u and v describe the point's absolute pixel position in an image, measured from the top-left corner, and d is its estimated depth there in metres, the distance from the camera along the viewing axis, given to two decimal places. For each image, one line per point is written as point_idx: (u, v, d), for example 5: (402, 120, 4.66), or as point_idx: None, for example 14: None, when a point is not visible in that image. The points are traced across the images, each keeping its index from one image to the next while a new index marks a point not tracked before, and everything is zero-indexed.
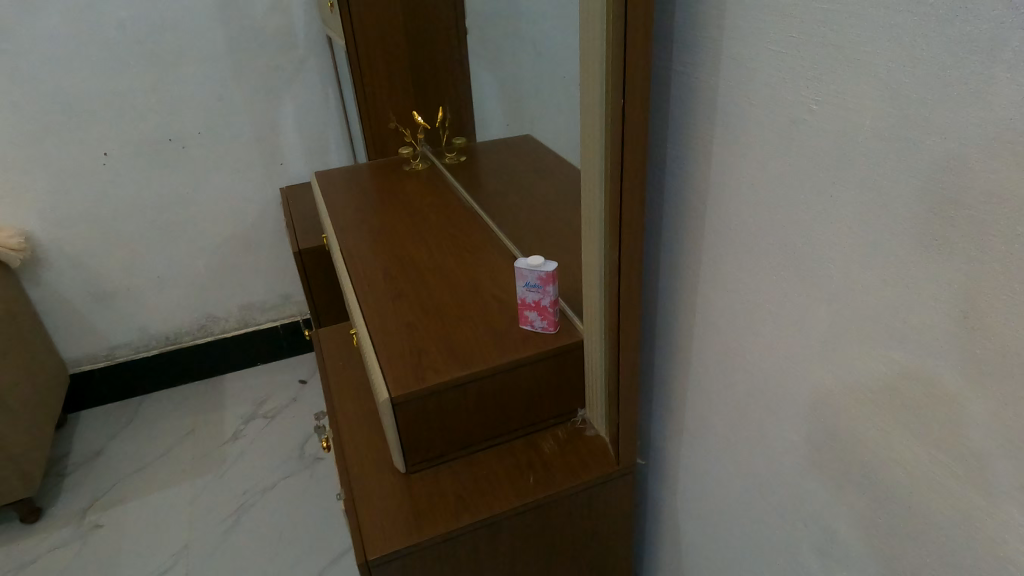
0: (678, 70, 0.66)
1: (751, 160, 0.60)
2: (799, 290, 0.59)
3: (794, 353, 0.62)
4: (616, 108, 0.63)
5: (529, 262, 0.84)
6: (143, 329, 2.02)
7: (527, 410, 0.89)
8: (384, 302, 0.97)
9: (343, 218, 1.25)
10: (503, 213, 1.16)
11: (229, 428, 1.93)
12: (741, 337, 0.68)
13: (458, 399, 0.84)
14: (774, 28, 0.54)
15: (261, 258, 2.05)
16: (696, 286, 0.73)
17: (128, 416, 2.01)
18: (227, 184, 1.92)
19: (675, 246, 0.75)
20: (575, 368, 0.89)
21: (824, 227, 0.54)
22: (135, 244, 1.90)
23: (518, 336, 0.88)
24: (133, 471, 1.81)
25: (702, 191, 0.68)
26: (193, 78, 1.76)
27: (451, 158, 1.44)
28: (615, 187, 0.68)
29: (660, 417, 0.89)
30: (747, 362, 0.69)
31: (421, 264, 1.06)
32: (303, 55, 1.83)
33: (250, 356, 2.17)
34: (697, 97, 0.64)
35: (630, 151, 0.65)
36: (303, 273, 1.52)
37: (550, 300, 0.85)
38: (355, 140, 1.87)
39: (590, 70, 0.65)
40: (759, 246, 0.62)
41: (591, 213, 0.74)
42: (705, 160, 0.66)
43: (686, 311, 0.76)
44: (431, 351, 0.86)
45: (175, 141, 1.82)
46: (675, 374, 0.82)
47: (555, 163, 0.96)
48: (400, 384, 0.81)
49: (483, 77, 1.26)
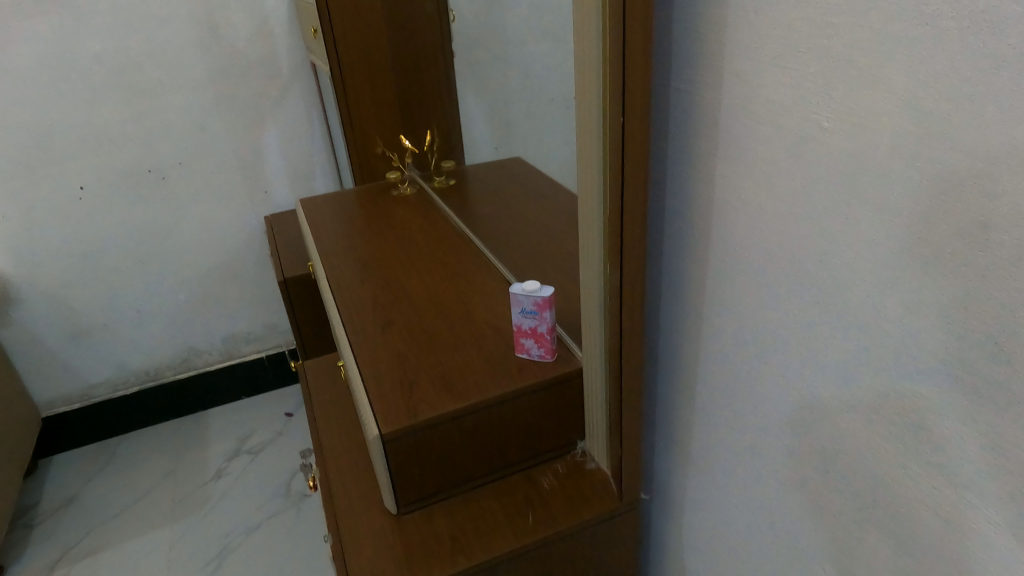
0: (677, 88, 0.64)
1: (758, 180, 0.57)
2: (813, 318, 0.56)
3: (810, 384, 0.58)
4: (616, 129, 0.61)
5: (525, 287, 0.80)
6: (121, 366, 1.95)
7: (526, 443, 0.85)
8: (373, 332, 0.93)
9: (329, 246, 1.22)
10: (494, 237, 1.13)
11: (211, 467, 1.85)
12: (751, 364, 0.65)
13: (452, 434, 0.79)
14: (780, 44, 0.51)
15: (246, 288, 2.00)
16: (702, 309, 0.70)
17: (106, 458, 1.93)
18: (209, 215, 1.87)
19: (678, 268, 0.72)
20: (575, 397, 0.85)
21: (838, 247, 0.51)
22: (114, 279, 1.85)
23: (514, 365, 0.84)
24: (108, 516, 1.72)
25: (705, 211, 0.65)
26: (173, 109, 1.73)
27: (440, 182, 1.42)
28: (617, 210, 0.65)
29: (664, 448, 0.85)
30: (758, 392, 0.65)
31: (412, 291, 1.02)
32: (287, 82, 1.81)
33: (235, 389, 2.10)
34: (697, 116, 0.62)
35: (631, 172, 0.63)
36: (288, 304, 1.47)
37: (547, 326, 0.81)
38: (341, 166, 1.85)
39: (588, 90, 0.62)
40: (768, 270, 0.59)
41: (589, 237, 0.71)
42: (709, 179, 0.63)
43: (691, 336, 0.73)
44: (423, 383, 0.82)
45: (155, 172, 1.78)
46: (680, 403, 0.79)
47: (549, 185, 0.93)
48: (391, 420, 0.76)
49: (472, 101, 1.25)
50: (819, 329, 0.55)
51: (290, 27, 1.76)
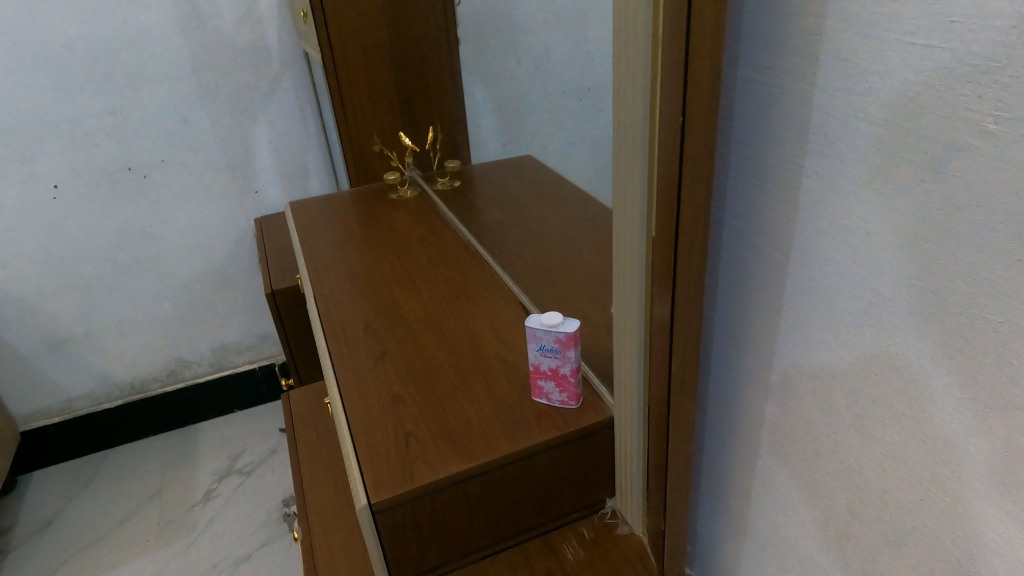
0: (747, 76, 0.50)
1: (863, 202, 0.43)
2: (941, 392, 0.41)
3: (937, 479, 0.43)
4: (672, 131, 0.47)
5: (544, 320, 0.66)
6: (104, 378, 1.83)
7: (546, 504, 0.72)
8: (365, 366, 0.79)
9: (319, 257, 1.08)
10: (505, 249, 1.00)
11: (200, 488, 1.74)
12: (840, 434, 0.50)
13: (457, 499, 0.65)
14: (918, 10, 0.36)
15: (236, 296, 1.87)
16: (773, 357, 0.55)
17: (88, 476, 1.82)
18: (195, 217, 1.74)
19: (741, 304, 0.57)
20: (604, 450, 0.71)
21: (994, 302, 0.36)
22: (93, 286, 1.72)
23: (531, 412, 0.70)
24: (87, 542, 1.60)
25: (781, 236, 0.51)
26: (154, 101, 1.59)
27: (444, 183, 1.29)
28: (669, 235, 0.52)
29: (711, 512, 0.71)
30: (851, 472, 0.50)
31: (410, 315, 0.89)
32: (278, 72, 1.67)
33: (227, 401, 1.99)
34: (772, 110, 0.48)
35: (689, 188, 0.49)
36: (277, 319, 1.34)
37: (570, 368, 0.67)
38: (337, 165, 1.71)
39: (633, 85, 0.50)
40: (872, 323, 0.44)
41: (634, 263, 0.57)
42: (791, 197, 0.49)
43: (755, 388, 0.59)
44: (422, 434, 0.68)
45: (135, 170, 1.64)
46: (735, 463, 0.65)
47: (573, 194, 0.81)
48: (382, 484, 0.63)
49: (480, 94, 1.11)
50: (952, 407, 0.40)
51: (281, 12, 1.62)
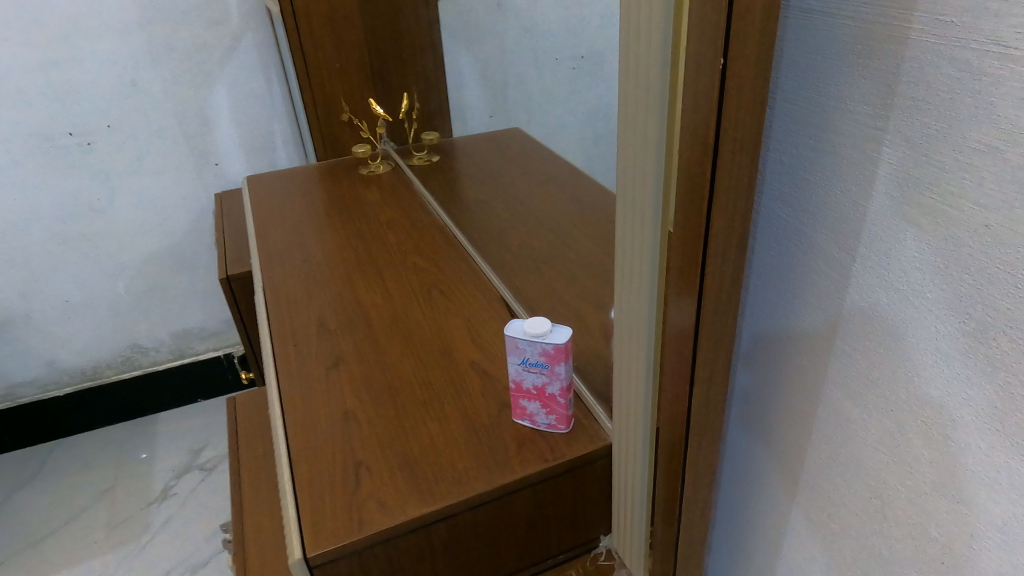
0: (807, 7, 0.36)
1: (989, 181, 0.29)
2: None
3: None
4: (707, 80, 0.34)
5: (527, 327, 0.53)
6: (51, 363, 1.69)
7: (529, 546, 0.60)
8: (314, 376, 0.66)
9: (275, 241, 0.94)
10: (488, 234, 0.87)
11: (157, 484, 1.61)
12: (918, 494, 0.38)
13: (416, 546, 0.53)
14: None
15: (197, 277, 1.72)
16: (824, 384, 0.43)
17: (34, 469, 1.68)
18: (149, 191, 1.58)
19: (784, 314, 0.45)
20: (599, 482, 0.60)
21: None
22: (34, 264, 1.56)
23: (513, 438, 0.58)
24: (28, 542, 1.47)
25: (846, 231, 0.38)
26: (95, 57, 1.42)
27: (420, 158, 1.16)
28: (697, 223, 0.38)
29: (727, 554, 0.60)
30: (931, 544, 0.38)
31: (372, 313, 0.75)
32: (238, 31, 1.50)
33: (190, 390, 1.85)
34: (841, 52, 0.35)
35: (728, 160, 0.36)
36: (233, 307, 1.19)
37: (560, 386, 0.55)
38: (306, 137, 1.56)
39: (647, 17, 0.36)
40: (986, 355, 0.32)
41: (645, 258, 0.44)
42: (865, 182, 0.36)
43: (794, 418, 0.47)
44: (376, 464, 0.55)
45: (78, 135, 1.47)
46: (760, 503, 0.53)
47: (570, 172, 0.69)
48: (322, 532, 0.50)
49: (460, 54, 0.97)
50: None
51: None
